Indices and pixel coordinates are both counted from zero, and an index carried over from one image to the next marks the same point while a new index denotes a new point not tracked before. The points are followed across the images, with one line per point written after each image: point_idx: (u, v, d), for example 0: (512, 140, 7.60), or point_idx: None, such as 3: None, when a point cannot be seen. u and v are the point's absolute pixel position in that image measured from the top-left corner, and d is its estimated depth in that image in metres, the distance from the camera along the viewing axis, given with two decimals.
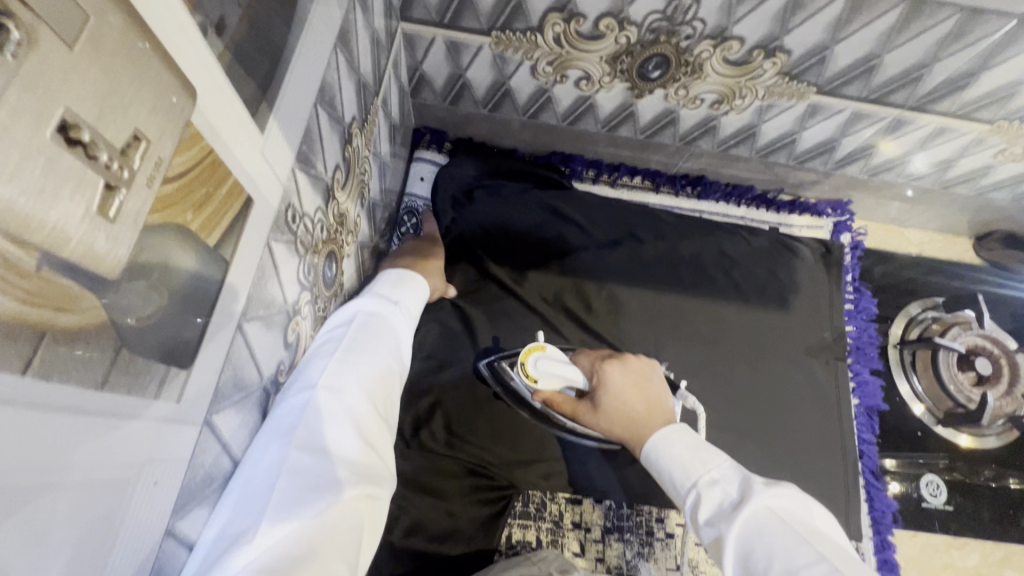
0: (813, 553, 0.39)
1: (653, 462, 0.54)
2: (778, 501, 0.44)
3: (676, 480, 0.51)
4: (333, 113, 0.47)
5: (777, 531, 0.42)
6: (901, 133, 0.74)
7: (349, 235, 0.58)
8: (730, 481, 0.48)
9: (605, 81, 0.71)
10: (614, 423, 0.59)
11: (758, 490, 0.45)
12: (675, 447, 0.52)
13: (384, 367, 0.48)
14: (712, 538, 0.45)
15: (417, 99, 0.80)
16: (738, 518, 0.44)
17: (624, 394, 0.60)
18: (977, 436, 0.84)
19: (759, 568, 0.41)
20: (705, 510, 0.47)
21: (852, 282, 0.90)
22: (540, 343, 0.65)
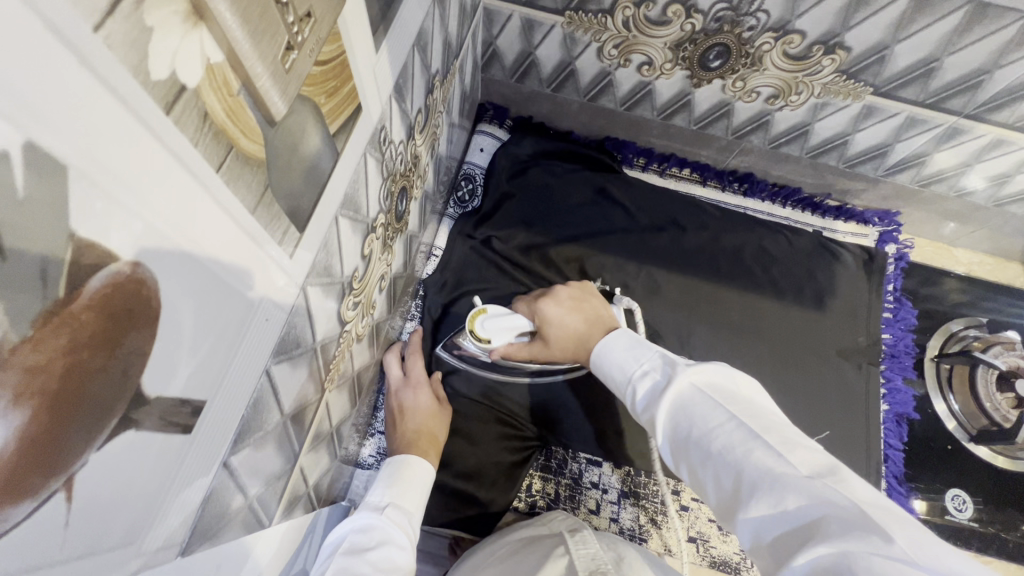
0: (726, 413, 0.42)
1: (598, 367, 0.57)
2: (697, 373, 0.46)
3: (618, 377, 0.54)
4: (424, 58, 0.53)
5: (697, 402, 0.44)
6: (956, 143, 0.75)
7: (418, 177, 0.64)
8: (659, 368, 0.50)
9: (666, 67, 0.75)
10: (566, 350, 0.62)
11: (681, 369, 0.47)
12: (615, 350, 0.55)
13: (389, 548, 0.52)
14: (648, 419, 0.48)
15: (487, 74, 0.86)
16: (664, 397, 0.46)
17: (566, 320, 0.62)
18: (1010, 457, 0.82)
19: (682, 433, 0.44)
20: (640, 396, 0.50)
21: (893, 292, 0.90)
22: (482, 306, 0.69)
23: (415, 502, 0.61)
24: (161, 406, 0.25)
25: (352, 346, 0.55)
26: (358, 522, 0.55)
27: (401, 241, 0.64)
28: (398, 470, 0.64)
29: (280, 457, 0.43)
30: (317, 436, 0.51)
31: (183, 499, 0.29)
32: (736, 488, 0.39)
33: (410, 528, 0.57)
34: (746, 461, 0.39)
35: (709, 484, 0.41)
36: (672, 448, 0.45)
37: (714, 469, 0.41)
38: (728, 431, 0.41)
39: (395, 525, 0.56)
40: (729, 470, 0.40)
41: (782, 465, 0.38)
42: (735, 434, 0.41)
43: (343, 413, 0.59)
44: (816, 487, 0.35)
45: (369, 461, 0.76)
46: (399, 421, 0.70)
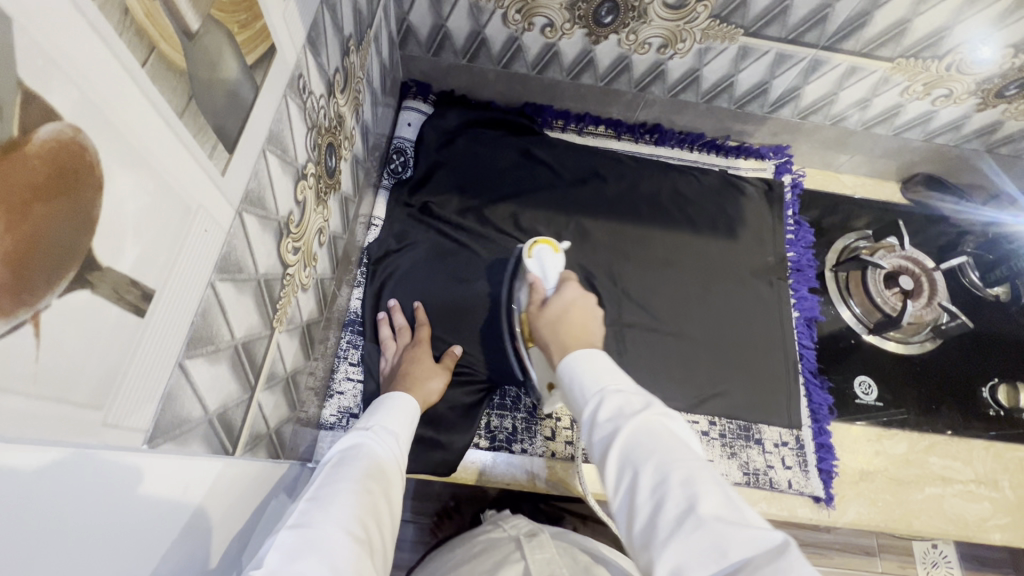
0: (689, 458, 0.44)
1: (566, 372, 0.56)
2: (669, 420, 0.49)
3: (586, 388, 0.53)
4: (335, 19, 0.57)
5: (666, 437, 0.46)
6: (819, 74, 0.86)
7: (345, 139, 0.68)
8: (631, 397, 0.51)
9: (566, 28, 0.83)
10: (551, 324, 0.65)
11: (657, 408, 0.49)
12: (591, 363, 0.55)
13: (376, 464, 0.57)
14: (603, 438, 0.48)
15: (405, 51, 0.91)
16: (633, 422, 0.48)
17: (569, 308, 0.66)
18: (902, 342, 0.94)
19: (642, 457, 0.45)
20: (605, 408, 0.50)
21: (793, 217, 1.01)
22: (556, 246, 0.80)
23: (403, 430, 0.65)
24: (113, 278, 0.28)
25: (298, 294, 0.59)
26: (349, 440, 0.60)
27: (335, 200, 0.68)
28: (389, 403, 0.68)
29: (236, 380, 0.46)
30: (272, 375, 0.54)
31: (141, 385, 0.32)
32: (679, 520, 0.40)
33: (398, 450, 0.62)
34: (699, 500, 0.40)
35: (645, 512, 0.42)
36: (618, 474, 0.46)
37: (662, 500, 0.42)
38: (690, 470, 0.43)
39: (383, 445, 0.60)
40: (678, 504, 0.41)
41: (731, 512, 0.40)
42: (693, 474, 0.43)
43: (297, 361, 0.63)
44: (762, 535, 0.37)
45: (331, 422, 0.77)
46: (395, 371, 0.76)
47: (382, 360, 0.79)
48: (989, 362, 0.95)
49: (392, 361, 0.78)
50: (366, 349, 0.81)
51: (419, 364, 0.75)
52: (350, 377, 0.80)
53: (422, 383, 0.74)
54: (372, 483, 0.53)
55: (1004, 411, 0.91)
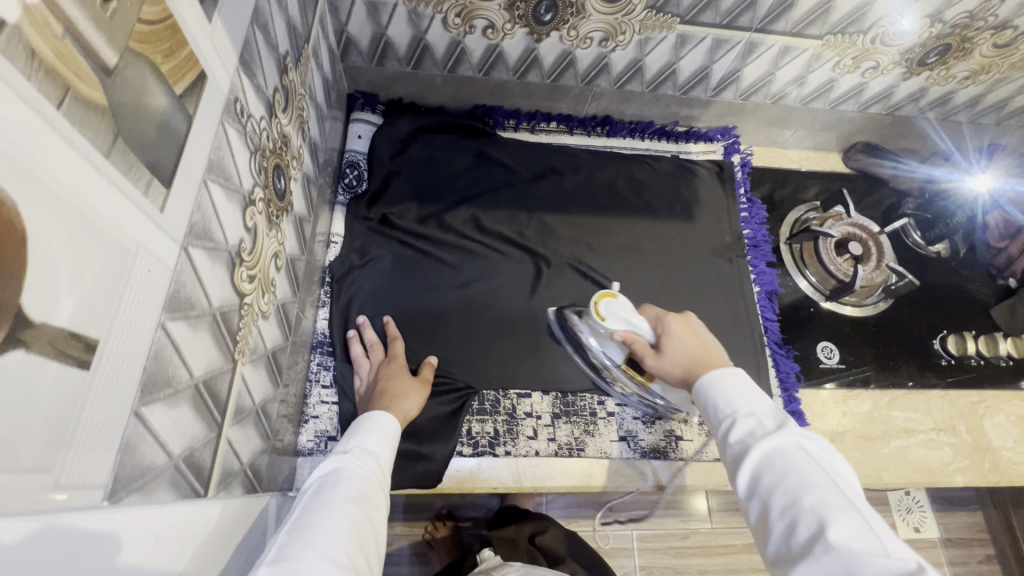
0: (824, 481, 0.48)
1: (701, 393, 0.62)
2: (806, 441, 0.52)
3: (718, 409, 0.59)
4: (268, 37, 0.56)
5: (798, 458, 0.50)
6: (756, 56, 0.89)
7: (292, 159, 0.66)
8: (766, 419, 0.55)
9: (507, 28, 0.83)
10: (678, 364, 0.67)
11: (790, 429, 0.53)
12: (726, 384, 0.60)
13: (361, 485, 0.56)
14: (737, 454, 0.54)
15: (347, 63, 0.89)
16: (765, 444, 0.52)
17: (686, 343, 0.68)
18: (858, 305, 0.99)
19: (773, 477, 0.49)
20: (738, 430, 0.55)
21: (745, 195, 1.05)
22: (611, 291, 0.75)
23: (383, 449, 0.63)
24: (48, 333, 0.27)
25: (259, 322, 0.57)
26: (335, 459, 0.59)
27: (289, 222, 0.66)
28: (366, 422, 0.67)
29: (200, 420, 0.44)
30: (239, 410, 0.53)
31: (95, 439, 0.31)
32: (809, 540, 0.44)
33: (379, 468, 0.61)
34: (829, 523, 0.44)
35: (776, 529, 0.47)
36: (752, 491, 0.51)
37: (792, 519, 0.46)
38: (822, 493, 0.47)
39: (365, 466, 0.59)
40: (809, 524, 0.45)
41: (865, 540, 0.42)
42: (827, 499, 0.46)
43: (266, 391, 0.61)
44: (900, 563, 0.40)
45: (309, 448, 0.75)
46: (372, 392, 0.74)
47: (359, 381, 0.77)
48: (936, 316, 1.01)
49: (370, 381, 0.76)
50: (337, 370, 0.79)
51: (392, 380, 0.74)
52: (323, 400, 0.78)
53: (398, 397, 0.72)
54: (353, 507, 0.52)
55: (954, 360, 0.97)
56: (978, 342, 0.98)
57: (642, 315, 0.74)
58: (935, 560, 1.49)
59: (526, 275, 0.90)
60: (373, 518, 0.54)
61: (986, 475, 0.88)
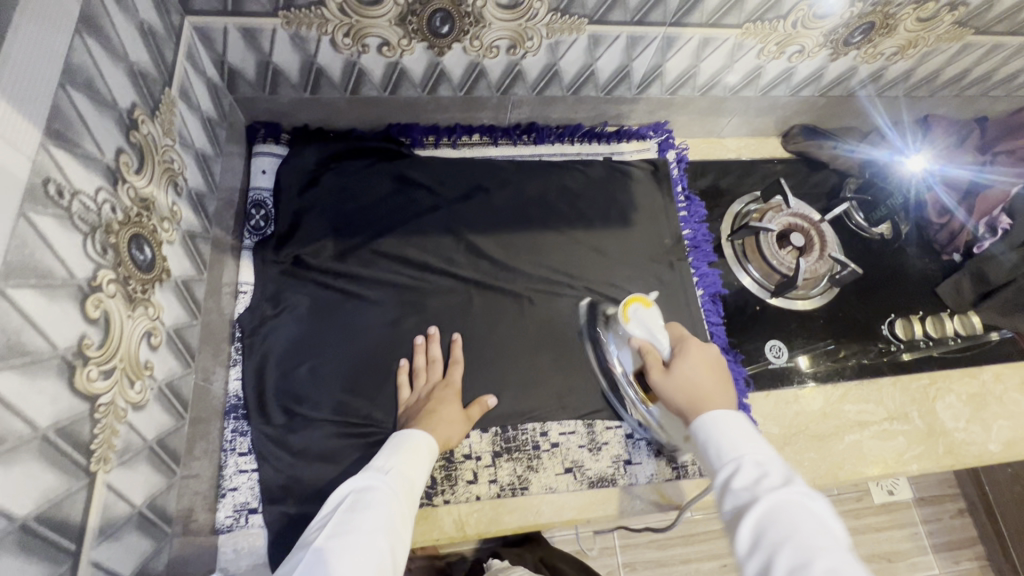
0: (831, 544, 0.44)
1: (703, 435, 0.60)
2: (810, 498, 0.49)
3: (721, 455, 0.56)
4: (97, 97, 0.49)
5: (800, 516, 0.47)
6: (676, 50, 0.84)
7: (163, 221, 0.59)
8: (772, 471, 0.52)
9: (403, 44, 0.76)
10: (680, 389, 0.67)
11: (795, 483, 0.50)
12: (730, 430, 0.58)
13: (391, 510, 0.60)
14: (739, 504, 0.51)
15: (237, 94, 0.81)
16: (772, 497, 0.49)
17: (698, 375, 0.68)
18: (805, 298, 0.97)
19: (774, 534, 0.46)
20: (737, 478, 0.53)
21: (683, 192, 1.01)
22: (648, 299, 0.77)
23: (420, 467, 0.67)
24: None
25: (128, 417, 0.51)
26: (365, 484, 0.62)
27: (167, 290, 0.60)
28: (404, 440, 0.70)
29: (34, 561, 0.39)
30: (107, 523, 0.47)
31: None
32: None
33: (410, 491, 0.64)
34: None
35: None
36: (753, 546, 0.47)
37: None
38: (830, 556, 0.43)
39: (397, 490, 0.63)
40: None
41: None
42: (834, 563, 0.43)
43: (155, 486, 0.55)
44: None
45: (228, 524, 0.70)
46: (418, 408, 0.75)
47: (405, 393, 0.77)
48: (882, 300, 1.00)
49: (419, 395, 0.77)
50: (253, 435, 0.73)
51: (440, 389, 0.76)
52: (241, 469, 0.72)
53: (438, 407, 0.74)
54: (381, 540, 0.56)
55: (901, 343, 0.96)
56: (924, 324, 0.97)
57: (666, 331, 0.75)
58: (911, 521, 1.51)
59: (455, 305, 0.85)
60: (398, 552, 0.57)
61: (942, 460, 0.87)
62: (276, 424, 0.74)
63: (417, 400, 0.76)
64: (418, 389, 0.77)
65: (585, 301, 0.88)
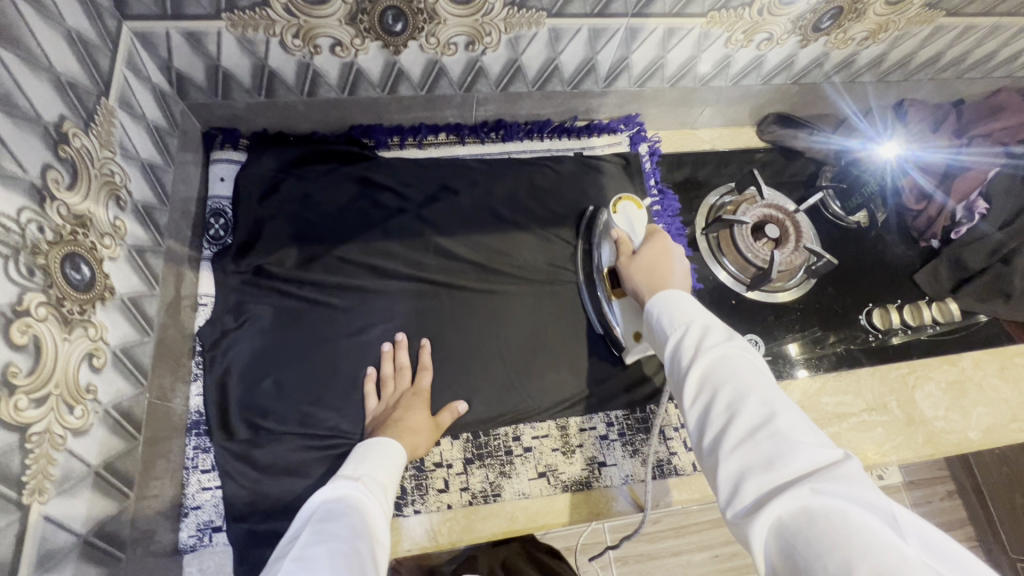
0: (764, 382, 0.49)
1: (653, 311, 0.62)
2: (747, 349, 0.53)
3: (669, 322, 0.59)
4: (15, 112, 0.46)
5: (738, 364, 0.51)
6: (641, 42, 0.82)
7: (103, 237, 0.57)
8: (717, 329, 0.55)
9: (357, 43, 0.74)
10: (643, 269, 0.74)
11: (734, 338, 0.53)
12: (676, 300, 0.61)
13: (368, 515, 0.59)
14: (688, 361, 0.54)
15: (188, 100, 0.79)
16: (715, 353, 0.52)
17: (659, 257, 0.74)
18: (781, 290, 0.95)
19: (716, 382, 0.50)
20: (684, 342, 0.56)
21: (656, 186, 0.99)
22: (637, 202, 0.87)
23: (391, 478, 0.67)
24: None
25: (68, 443, 0.49)
26: (337, 493, 0.61)
27: (112, 308, 0.58)
28: (372, 449, 0.68)
29: None
30: (45, 556, 0.45)
31: None
32: (749, 433, 0.46)
33: (384, 499, 0.64)
34: (772, 415, 0.46)
35: (719, 424, 0.48)
36: (697, 395, 0.51)
37: (737, 415, 0.47)
38: (763, 393, 0.48)
39: (373, 495, 0.62)
40: (750, 421, 0.47)
41: (802, 433, 0.45)
42: (768, 399, 0.48)
43: (104, 512, 0.53)
44: (829, 453, 0.43)
45: (191, 543, 0.69)
46: (385, 417, 0.74)
47: (371, 403, 0.76)
48: (860, 289, 0.99)
49: (385, 404, 0.75)
50: (215, 451, 0.71)
51: (409, 397, 0.75)
52: (203, 487, 0.70)
53: (405, 415, 0.73)
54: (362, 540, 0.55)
55: (880, 334, 0.95)
56: (903, 313, 0.96)
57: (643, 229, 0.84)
58: (899, 506, 1.51)
59: (424, 310, 0.83)
60: (379, 555, 0.56)
61: (921, 449, 0.86)
62: (239, 440, 0.72)
63: (384, 409, 0.75)
64: (387, 397, 0.76)
65: (591, 209, 0.92)
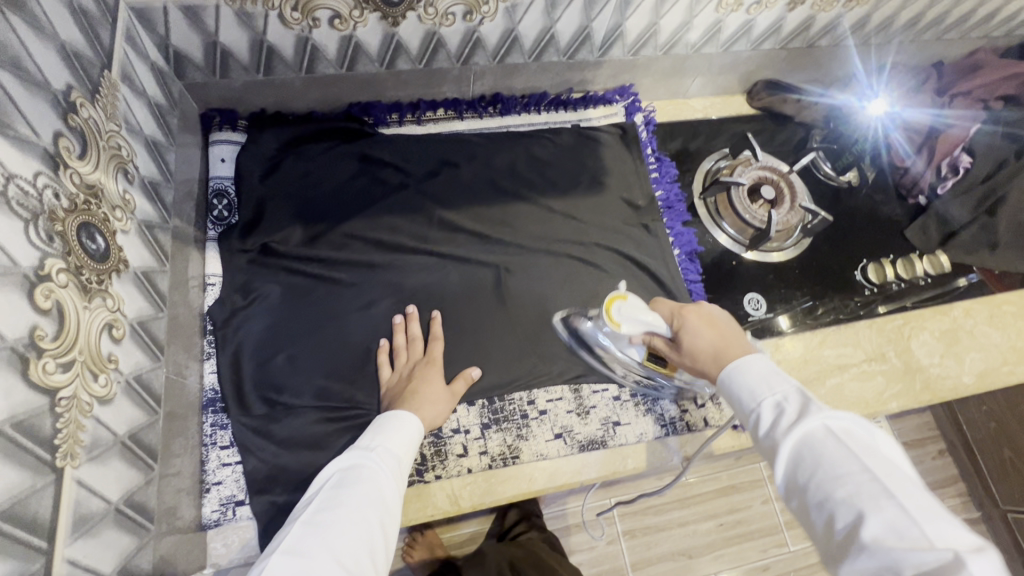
0: (856, 467, 0.43)
1: (724, 385, 0.58)
2: (832, 420, 0.47)
3: (743, 398, 0.55)
4: (25, 76, 0.46)
5: (826, 445, 0.46)
6: (635, 8, 0.83)
7: (114, 210, 0.56)
8: (792, 402, 0.51)
9: (356, 15, 0.74)
10: (705, 363, 0.63)
11: (813, 412, 0.48)
12: (745, 370, 0.56)
13: (381, 483, 0.60)
14: (768, 445, 0.50)
15: (186, 80, 0.78)
16: (793, 431, 0.48)
17: (705, 338, 0.64)
18: (780, 250, 0.98)
19: (805, 473, 0.46)
20: (760, 420, 0.52)
21: (653, 154, 1.01)
22: (620, 291, 0.70)
23: (408, 445, 0.66)
24: None
25: (94, 411, 0.49)
26: (352, 460, 0.61)
27: (127, 281, 0.57)
28: (389, 419, 0.68)
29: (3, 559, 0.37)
30: (81, 519, 0.45)
31: None
32: (848, 540, 0.41)
33: (400, 464, 0.64)
34: (863, 515, 0.41)
35: (818, 525, 0.44)
36: (789, 489, 0.47)
37: (830, 515, 0.43)
38: (857, 482, 0.42)
39: (387, 464, 0.62)
40: (845, 520, 0.42)
41: (905, 532, 0.39)
42: (863, 488, 0.42)
43: (131, 483, 0.53)
44: (944, 554, 0.36)
45: (215, 519, 0.69)
46: (401, 388, 0.74)
47: (385, 373, 0.76)
48: (854, 247, 1.02)
49: (400, 374, 0.75)
50: (233, 427, 0.71)
51: (422, 369, 0.75)
52: (224, 463, 0.71)
53: (419, 384, 0.73)
54: (370, 514, 0.55)
55: (875, 288, 0.98)
56: (896, 266, 1.00)
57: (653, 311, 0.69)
58: None
59: (432, 282, 0.84)
60: (389, 527, 0.57)
61: (920, 396, 0.89)
62: (257, 415, 0.72)
63: (399, 379, 0.75)
64: (401, 369, 0.76)
65: (557, 314, 0.84)
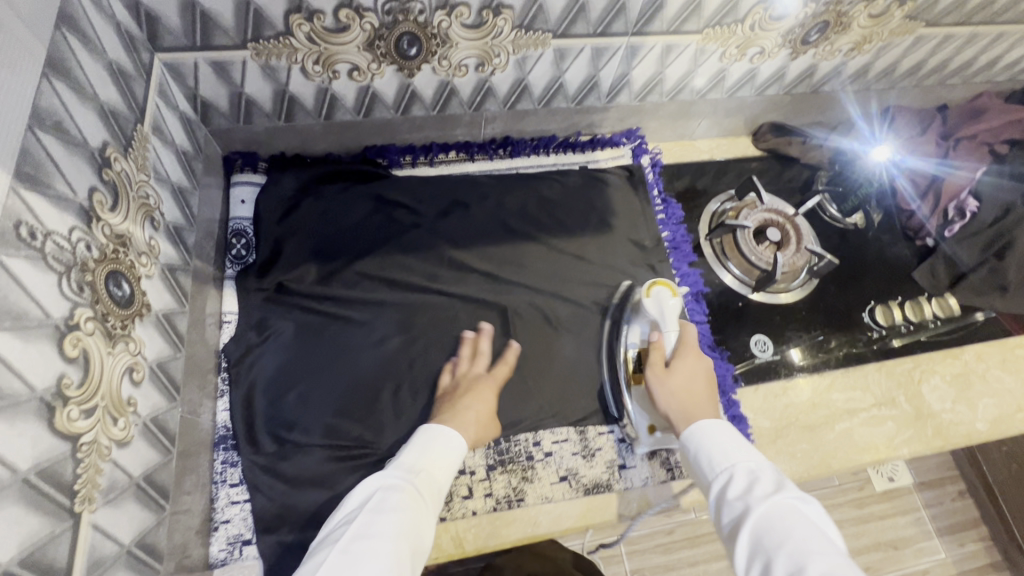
0: (823, 548, 0.48)
1: (695, 447, 0.64)
2: (804, 504, 0.52)
3: (716, 468, 0.60)
4: (67, 138, 0.49)
5: (795, 522, 0.50)
6: (640, 59, 0.86)
7: (141, 256, 0.59)
8: (764, 479, 0.56)
9: (373, 67, 0.77)
10: (676, 386, 0.72)
11: (786, 491, 0.53)
12: (720, 442, 0.63)
13: (413, 510, 0.58)
14: (736, 515, 0.54)
15: (212, 126, 0.82)
16: (766, 503, 0.52)
17: (696, 381, 0.73)
18: (787, 291, 0.98)
19: (772, 543, 0.49)
20: (732, 490, 0.57)
21: (659, 195, 1.03)
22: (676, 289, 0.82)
23: (443, 466, 0.65)
24: None
25: (112, 454, 0.50)
26: (385, 482, 0.61)
27: (148, 324, 0.60)
28: (428, 434, 0.68)
29: None
30: (95, 563, 0.47)
31: None
32: None
33: (433, 488, 0.63)
34: None
35: None
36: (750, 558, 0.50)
37: None
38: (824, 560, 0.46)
39: (420, 489, 0.61)
40: None
41: None
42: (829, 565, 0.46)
43: (142, 524, 0.54)
44: None
45: (222, 557, 0.70)
46: (454, 395, 0.76)
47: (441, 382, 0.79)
48: (862, 289, 1.02)
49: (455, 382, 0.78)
50: (243, 465, 0.73)
51: (477, 377, 0.77)
52: (233, 501, 0.72)
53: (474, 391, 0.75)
54: (400, 548, 0.54)
55: (883, 329, 0.98)
56: (904, 309, 1.00)
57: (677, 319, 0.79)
58: (912, 507, 1.51)
59: (441, 320, 0.85)
60: (417, 560, 0.55)
61: (931, 442, 0.88)
62: (266, 453, 0.73)
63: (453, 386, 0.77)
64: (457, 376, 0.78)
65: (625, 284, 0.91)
